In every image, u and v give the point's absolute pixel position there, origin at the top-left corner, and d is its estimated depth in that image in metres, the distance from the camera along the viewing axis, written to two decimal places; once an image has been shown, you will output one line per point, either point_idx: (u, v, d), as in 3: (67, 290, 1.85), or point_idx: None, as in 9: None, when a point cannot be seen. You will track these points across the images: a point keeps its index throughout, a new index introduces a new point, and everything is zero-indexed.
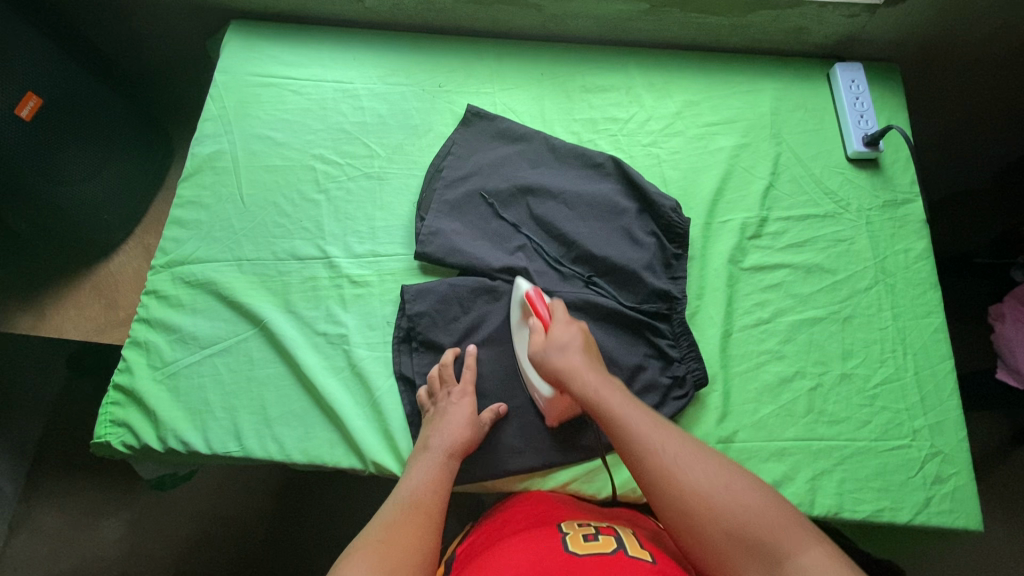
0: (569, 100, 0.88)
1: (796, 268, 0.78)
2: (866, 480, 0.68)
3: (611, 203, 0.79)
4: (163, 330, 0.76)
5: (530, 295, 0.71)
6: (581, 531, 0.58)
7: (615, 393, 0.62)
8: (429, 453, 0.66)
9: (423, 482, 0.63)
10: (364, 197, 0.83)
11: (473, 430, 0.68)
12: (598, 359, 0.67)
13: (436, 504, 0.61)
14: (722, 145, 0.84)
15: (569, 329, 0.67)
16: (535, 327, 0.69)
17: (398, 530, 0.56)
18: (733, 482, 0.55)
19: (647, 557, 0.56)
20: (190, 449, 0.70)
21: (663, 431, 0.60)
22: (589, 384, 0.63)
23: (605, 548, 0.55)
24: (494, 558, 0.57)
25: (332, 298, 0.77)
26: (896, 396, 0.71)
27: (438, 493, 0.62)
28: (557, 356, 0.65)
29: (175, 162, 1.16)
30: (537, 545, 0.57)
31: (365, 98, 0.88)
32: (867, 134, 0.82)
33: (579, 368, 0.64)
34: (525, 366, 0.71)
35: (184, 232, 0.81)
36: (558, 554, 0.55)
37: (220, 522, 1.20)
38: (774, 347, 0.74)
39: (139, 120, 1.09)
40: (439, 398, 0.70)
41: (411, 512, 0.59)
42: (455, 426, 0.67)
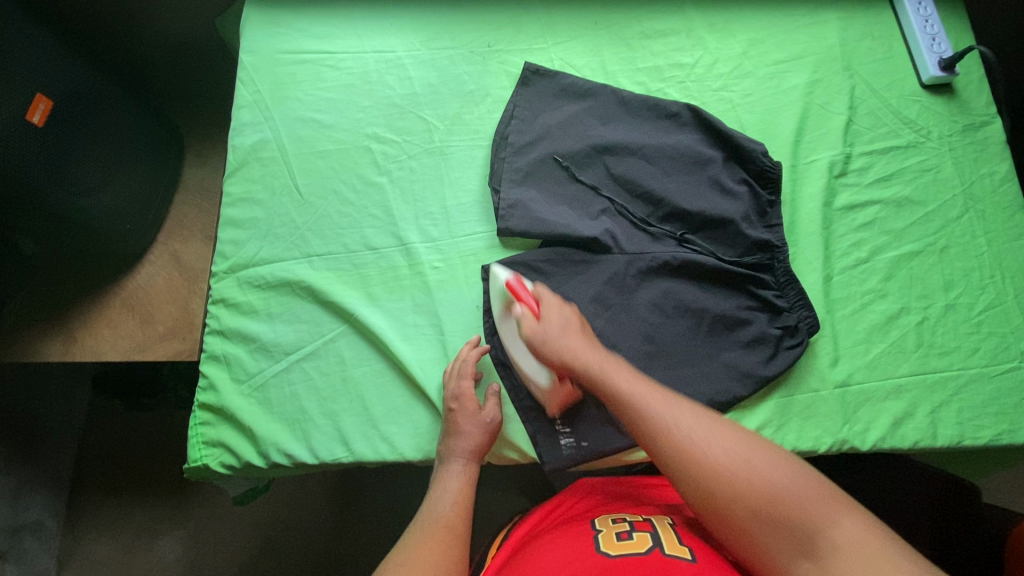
0: (630, 49, 0.83)
1: (886, 203, 0.76)
2: (982, 406, 0.69)
3: (694, 153, 0.76)
4: (241, 340, 0.71)
5: (512, 282, 0.67)
6: (615, 529, 0.56)
7: (622, 373, 0.58)
8: (448, 466, 0.63)
9: (444, 500, 0.60)
10: (430, 175, 0.77)
11: (488, 433, 0.65)
12: (596, 336, 0.63)
13: (459, 516, 0.58)
14: (794, 83, 0.81)
15: (563, 311, 0.64)
16: (524, 314, 0.64)
17: (422, 548, 0.54)
18: (757, 454, 0.51)
19: (687, 554, 0.53)
20: (296, 462, 0.66)
21: (678, 401, 0.56)
22: (592, 358, 0.59)
23: (640, 547, 0.53)
24: (524, 556, 0.55)
25: (416, 286, 0.73)
26: (1001, 321, 0.72)
27: (460, 507, 0.59)
28: (557, 339, 0.61)
29: (189, 159, 1.08)
30: (568, 542, 0.55)
31: (411, 67, 0.81)
32: (943, 58, 0.80)
33: (579, 348, 0.61)
34: (515, 352, 0.68)
35: (242, 233, 0.74)
36: (591, 555, 0.52)
37: (284, 527, 1.17)
38: (876, 286, 0.73)
39: (147, 118, 1.00)
40: (447, 398, 0.66)
41: (434, 530, 0.56)
42: (469, 432, 0.64)
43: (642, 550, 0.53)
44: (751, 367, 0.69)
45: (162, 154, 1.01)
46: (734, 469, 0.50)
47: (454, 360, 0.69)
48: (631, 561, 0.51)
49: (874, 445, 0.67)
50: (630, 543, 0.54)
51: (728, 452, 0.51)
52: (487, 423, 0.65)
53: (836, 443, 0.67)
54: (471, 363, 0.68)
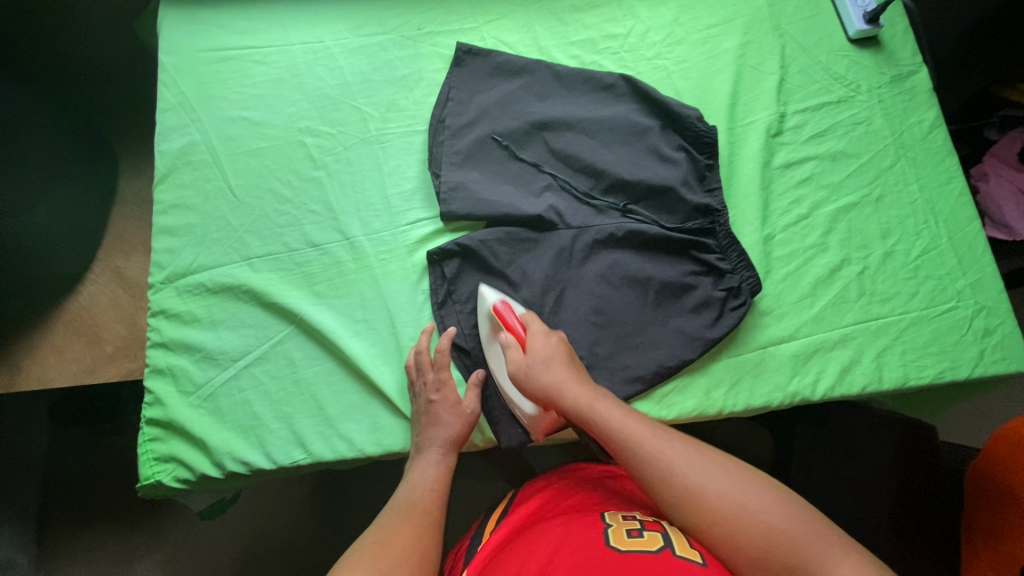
0: (562, 23, 0.82)
1: (822, 158, 0.77)
2: (924, 347, 0.71)
3: (632, 123, 0.76)
4: (185, 351, 0.69)
5: (497, 308, 0.67)
6: (626, 526, 0.54)
7: (609, 404, 0.60)
8: (424, 455, 0.63)
9: (419, 488, 0.60)
10: (369, 166, 0.76)
11: (465, 423, 0.65)
12: (582, 367, 0.63)
13: (434, 504, 0.58)
14: (726, 46, 0.81)
15: (548, 340, 0.64)
16: (509, 343, 0.65)
17: (397, 531, 0.53)
18: (753, 492, 0.53)
19: (698, 558, 0.51)
20: (254, 468, 0.65)
21: (668, 439, 0.57)
22: (580, 395, 0.60)
23: (650, 545, 0.51)
24: (530, 542, 0.54)
25: (362, 280, 0.71)
26: (936, 264, 0.74)
27: (434, 494, 0.59)
28: (541, 372, 0.62)
29: (123, 171, 1.03)
30: (578, 533, 0.53)
31: (340, 56, 0.79)
32: (867, 11, 0.81)
33: (567, 380, 0.61)
34: (503, 379, 0.67)
35: (177, 241, 0.72)
36: (598, 546, 0.50)
37: (264, 538, 1.15)
38: (817, 241, 0.74)
39: (73, 131, 0.95)
40: (420, 390, 0.66)
41: (409, 515, 0.56)
42: (445, 421, 0.64)
43: (652, 548, 0.50)
44: (698, 331, 0.70)
45: (92, 168, 0.97)
46: (744, 510, 0.51)
47: (415, 349, 0.68)
48: (640, 556, 0.49)
49: (825, 394, 0.69)
50: (640, 541, 0.52)
51: (717, 490, 0.53)
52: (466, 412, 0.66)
53: (787, 396, 0.69)
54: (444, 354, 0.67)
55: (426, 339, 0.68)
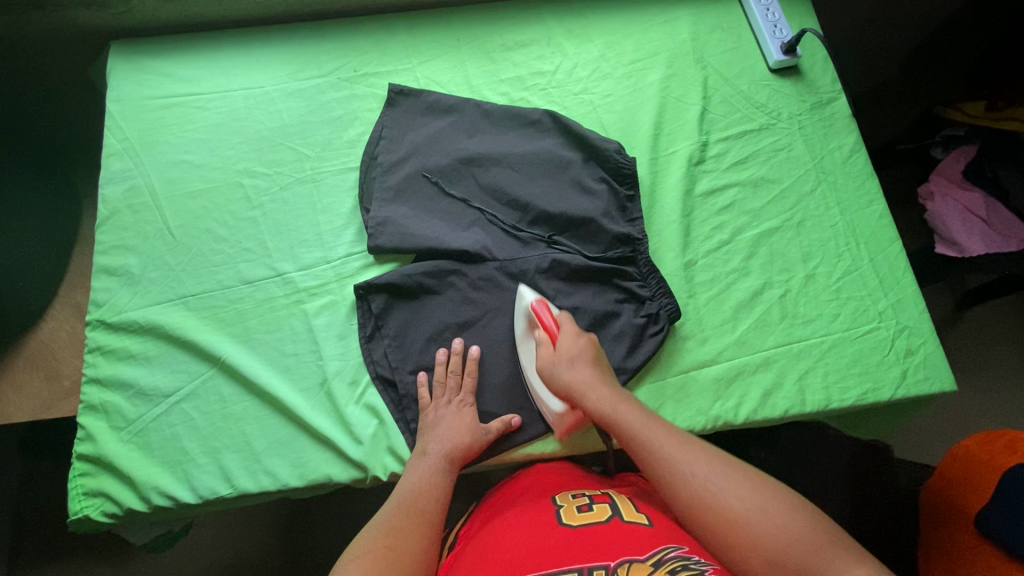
0: (492, 62, 0.86)
1: (743, 185, 0.79)
2: (847, 369, 0.72)
3: (555, 157, 0.79)
4: (118, 388, 0.70)
5: (535, 306, 0.69)
6: (576, 503, 0.57)
7: (628, 407, 0.61)
8: (426, 459, 0.64)
9: (417, 489, 0.61)
10: (303, 204, 0.78)
11: (473, 436, 0.66)
12: (607, 368, 0.66)
13: (436, 514, 0.59)
14: (651, 79, 0.84)
15: (577, 341, 0.66)
16: (542, 340, 0.67)
17: (400, 535, 0.54)
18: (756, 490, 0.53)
19: (644, 519, 0.55)
20: (180, 503, 0.66)
21: (693, 449, 0.57)
22: (602, 399, 0.62)
23: (600, 516, 0.54)
24: (486, 536, 0.56)
25: (292, 315, 0.73)
26: (858, 285, 0.75)
27: (433, 496, 0.60)
28: (564, 375, 0.64)
29: (85, 210, 1.04)
30: (530, 521, 0.55)
31: (279, 100, 0.83)
32: (784, 42, 0.84)
33: (590, 382, 0.63)
34: (531, 375, 0.70)
35: (117, 280, 0.74)
36: (554, 528, 0.53)
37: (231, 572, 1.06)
38: (739, 265, 0.76)
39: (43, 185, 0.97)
40: (439, 403, 0.68)
41: (413, 517, 0.57)
42: (453, 433, 0.66)
43: (602, 519, 0.54)
44: (621, 357, 0.71)
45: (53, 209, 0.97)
46: (747, 517, 0.51)
47: (437, 365, 0.70)
48: (593, 529, 0.52)
49: (748, 417, 0.69)
50: (591, 514, 0.55)
51: (737, 499, 0.52)
52: (471, 421, 0.67)
53: (710, 420, 0.69)
54: (471, 377, 0.70)
55: (458, 360, 0.70)
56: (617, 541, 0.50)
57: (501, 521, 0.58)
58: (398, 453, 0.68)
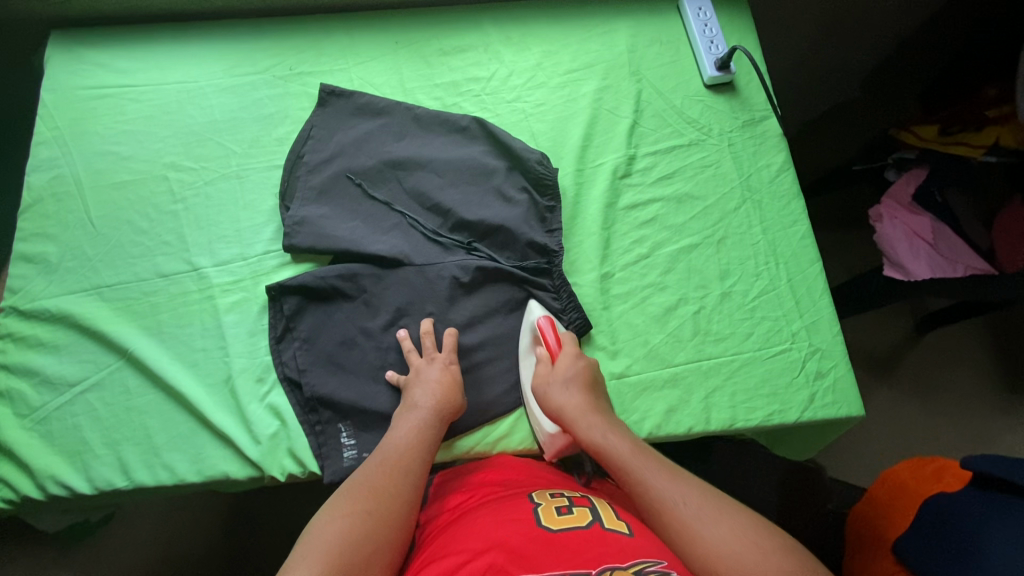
0: (428, 66, 0.86)
1: (667, 200, 0.79)
2: (755, 389, 0.71)
3: (480, 165, 0.79)
4: (24, 375, 0.71)
5: (541, 324, 0.70)
6: (556, 504, 0.55)
7: (621, 436, 0.62)
8: (409, 413, 0.65)
9: (404, 444, 0.62)
10: (226, 200, 0.78)
11: (454, 395, 0.67)
12: (603, 395, 0.67)
13: (418, 471, 0.60)
14: (585, 91, 0.84)
15: (575, 362, 0.68)
16: (541, 357, 0.69)
17: (376, 497, 0.56)
18: (747, 532, 0.51)
19: (625, 528, 0.53)
20: (75, 493, 0.66)
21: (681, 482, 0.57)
22: (594, 426, 0.63)
23: (580, 521, 0.52)
24: (460, 528, 0.54)
25: (204, 311, 0.73)
26: (774, 305, 0.75)
27: (416, 453, 0.62)
28: (557, 394, 0.66)
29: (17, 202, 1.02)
30: (510, 516, 0.53)
31: (211, 95, 0.83)
32: (718, 58, 0.84)
33: (580, 408, 0.64)
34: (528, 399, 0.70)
35: (33, 268, 0.75)
36: (532, 527, 0.51)
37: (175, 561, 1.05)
38: (656, 279, 0.75)
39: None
40: (422, 361, 0.69)
41: (395, 480, 0.58)
42: (429, 391, 0.66)
43: (581, 523, 0.52)
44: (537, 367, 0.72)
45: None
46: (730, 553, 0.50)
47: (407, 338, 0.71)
48: (572, 533, 0.50)
49: (650, 433, 0.69)
50: (570, 517, 0.53)
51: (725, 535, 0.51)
52: (454, 380, 0.68)
53: None
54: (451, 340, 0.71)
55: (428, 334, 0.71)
56: (598, 547, 0.48)
57: (479, 513, 0.55)
58: (297, 456, 0.68)
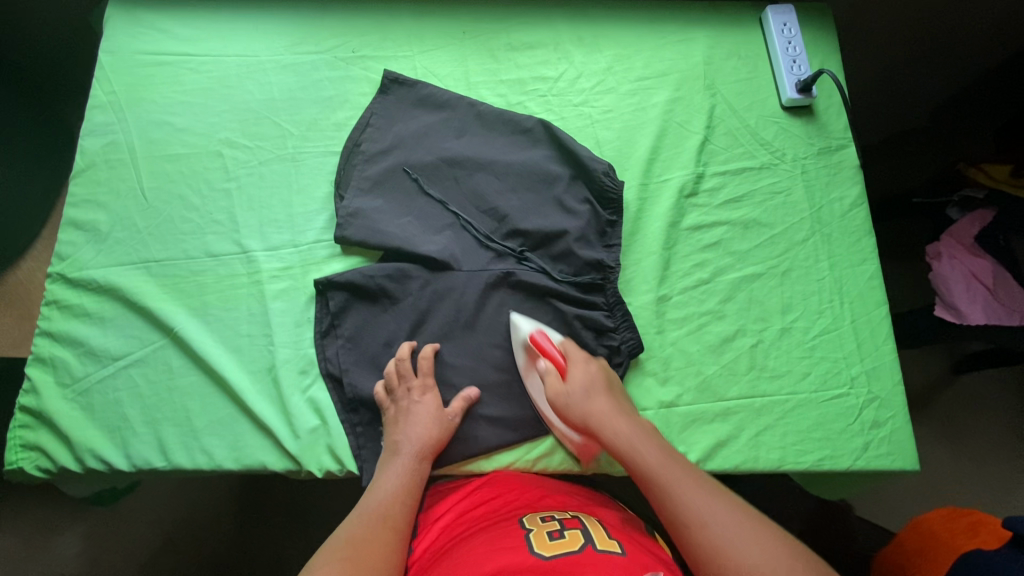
0: (495, 61, 0.83)
1: (733, 225, 0.76)
2: (807, 431, 0.69)
3: (542, 171, 0.76)
4: (69, 344, 0.70)
5: (535, 337, 0.69)
6: (546, 529, 0.54)
7: (648, 443, 0.61)
8: (394, 459, 0.64)
9: (386, 493, 0.61)
10: (279, 183, 0.77)
11: (439, 430, 0.66)
12: (624, 400, 0.66)
13: (405, 515, 0.59)
14: (656, 101, 0.81)
15: (588, 368, 0.67)
16: (548, 370, 0.67)
17: (365, 544, 0.54)
18: (772, 546, 0.51)
19: (617, 549, 0.52)
20: (113, 469, 0.66)
21: (711, 495, 0.55)
22: (619, 433, 0.62)
23: (573, 546, 0.51)
24: (451, 561, 0.52)
25: (251, 296, 0.72)
26: (835, 346, 0.72)
27: (400, 500, 0.60)
28: (581, 405, 0.65)
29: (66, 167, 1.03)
30: (500, 542, 0.52)
31: (271, 72, 0.81)
32: (800, 80, 0.80)
33: (606, 414, 0.64)
34: (546, 409, 0.69)
35: (82, 235, 0.74)
36: (522, 552, 0.50)
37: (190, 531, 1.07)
38: (714, 307, 0.73)
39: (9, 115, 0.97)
40: (400, 396, 0.67)
41: (378, 525, 0.57)
42: (418, 427, 0.65)
43: (575, 548, 0.51)
44: None
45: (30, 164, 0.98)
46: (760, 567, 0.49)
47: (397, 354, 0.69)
48: (567, 560, 0.49)
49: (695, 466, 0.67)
50: (562, 542, 0.52)
51: (758, 556, 0.50)
52: (439, 415, 0.67)
53: None
54: (428, 362, 0.69)
55: (422, 353, 0.69)
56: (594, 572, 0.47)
57: (469, 544, 0.54)
58: (337, 454, 0.67)
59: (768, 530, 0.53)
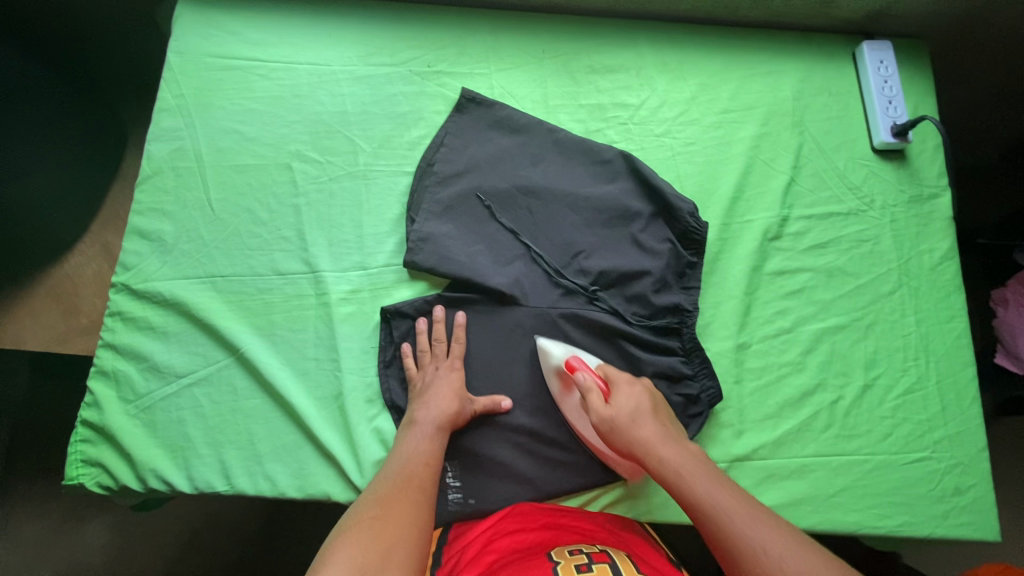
0: (575, 83, 0.79)
1: (817, 272, 0.73)
2: (885, 495, 0.67)
3: (621, 206, 0.73)
4: (132, 358, 0.69)
5: (570, 362, 0.65)
6: (574, 561, 0.51)
7: (695, 470, 0.55)
8: (416, 427, 0.62)
9: (410, 457, 0.60)
10: (349, 201, 0.74)
11: (462, 403, 0.64)
12: (665, 420, 0.62)
13: (429, 478, 0.58)
14: (741, 136, 0.77)
15: (632, 392, 0.62)
16: (592, 388, 0.62)
17: (391, 507, 0.53)
18: (835, 575, 0.46)
19: None
20: (174, 490, 0.65)
21: (763, 522, 0.51)
22: (664, 454, 0.57)
23: None
24: None
25: (319, 318, 0.70)
26: (918, 407, 0.70)
27: (428, 463, 0.59)
28: (629, 428, 0.59)
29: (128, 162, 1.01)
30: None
31: (344, 83, 0.78)
32: (896, 123, 0.76)
33: (652, 439, 0.58)
34: (584, 427, 0.66)
35: (147, 245, 0.72)
36: None
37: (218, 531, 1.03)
38: (795, 359, 0.70)
39: (80, 110, 0.94)
40: (427, 371, 0.67)
41: (405, 487, 0.56)
42: (441, 398, 0.64)
43: None
44: None
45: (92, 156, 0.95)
46: None
47: (422, 335, 0.69)
48: None
49: None
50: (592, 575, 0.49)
51: None
52: (461, 385, 0.66)
53: None
54: (459, 344, 0.69)
55: (440, 327, 0.69)
56: None
57: None
58: None
59: (829, 560, 0.48)
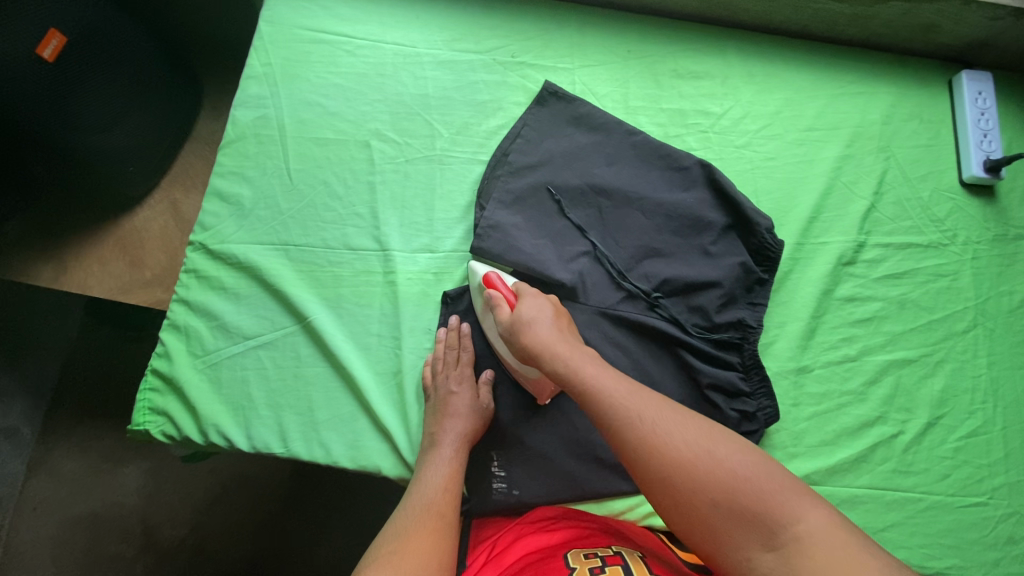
0: (657, 86, 0.78)
1: (890, 302, 0.72)
2: (937, 536, 0.65)
3: (694, 215, 0.72)
4: (204, 316, 0.71)
5: (489, 278, 0.64)
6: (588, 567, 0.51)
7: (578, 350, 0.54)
8: (437, 451, 0.62)
9: (431, 485, 0.60)
10: (422, 184, 0.75)
11: (477, 415, 0.66)
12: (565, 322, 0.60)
13: (449, 504, 0.58)
14: (824, 156, 0.76)
15: (536, 300, 0.60)
16: (498, 301, 0.61)
17: (413, 538, 0.54)
18: (710, 439, 0.48)
19: None
20: (232, 446, 0.67)
21: (698, 429, 0.48)
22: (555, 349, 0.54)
23: None
24: None
25: (384, 296, 0.71)
26: (980, 451, 0.68)
27: (448, 491, 0.59)
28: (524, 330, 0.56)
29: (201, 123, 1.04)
30: None
31: (428, 66, 0.78)
32: (990, 158, 0.74)
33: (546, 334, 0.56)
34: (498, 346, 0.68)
35: (226, 207, 0.74)
36: None
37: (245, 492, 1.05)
38: (857, 389, 0.69)
39: (167, 70, 0.97)
40: (439, 380, 0.66)
41: (427, 518, 0.56)
42: (461, 415, 0.64)
43: None
44: None
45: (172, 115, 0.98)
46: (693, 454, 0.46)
47: (438, 343, 0.69)
48: None
49: None
50: None
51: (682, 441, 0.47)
52: (476, 399, 0.66)
53: None
54: (468, 352, 0.69)
55: (455, 335, 0.69)
56: None
57: None
58: None
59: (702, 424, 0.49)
